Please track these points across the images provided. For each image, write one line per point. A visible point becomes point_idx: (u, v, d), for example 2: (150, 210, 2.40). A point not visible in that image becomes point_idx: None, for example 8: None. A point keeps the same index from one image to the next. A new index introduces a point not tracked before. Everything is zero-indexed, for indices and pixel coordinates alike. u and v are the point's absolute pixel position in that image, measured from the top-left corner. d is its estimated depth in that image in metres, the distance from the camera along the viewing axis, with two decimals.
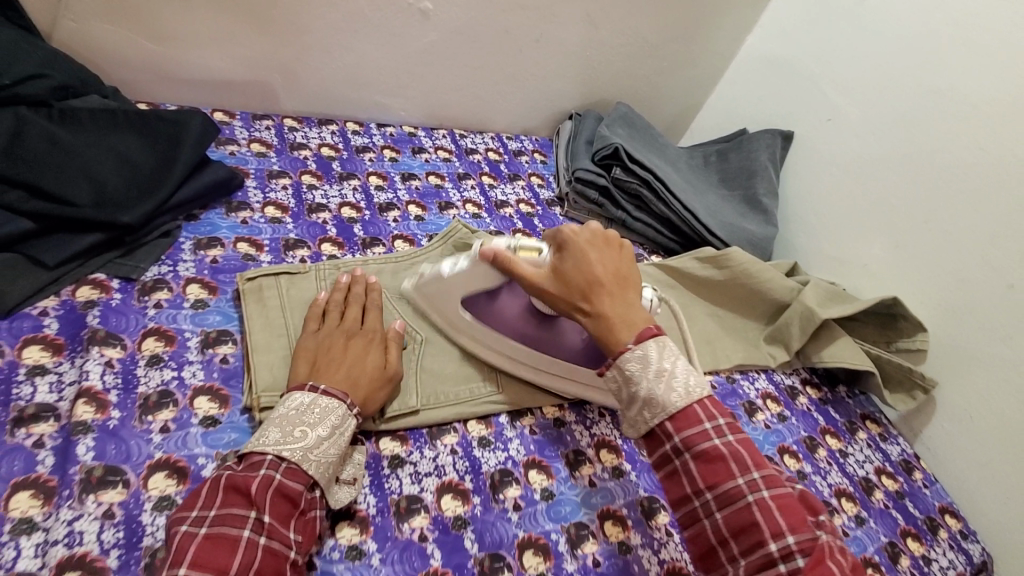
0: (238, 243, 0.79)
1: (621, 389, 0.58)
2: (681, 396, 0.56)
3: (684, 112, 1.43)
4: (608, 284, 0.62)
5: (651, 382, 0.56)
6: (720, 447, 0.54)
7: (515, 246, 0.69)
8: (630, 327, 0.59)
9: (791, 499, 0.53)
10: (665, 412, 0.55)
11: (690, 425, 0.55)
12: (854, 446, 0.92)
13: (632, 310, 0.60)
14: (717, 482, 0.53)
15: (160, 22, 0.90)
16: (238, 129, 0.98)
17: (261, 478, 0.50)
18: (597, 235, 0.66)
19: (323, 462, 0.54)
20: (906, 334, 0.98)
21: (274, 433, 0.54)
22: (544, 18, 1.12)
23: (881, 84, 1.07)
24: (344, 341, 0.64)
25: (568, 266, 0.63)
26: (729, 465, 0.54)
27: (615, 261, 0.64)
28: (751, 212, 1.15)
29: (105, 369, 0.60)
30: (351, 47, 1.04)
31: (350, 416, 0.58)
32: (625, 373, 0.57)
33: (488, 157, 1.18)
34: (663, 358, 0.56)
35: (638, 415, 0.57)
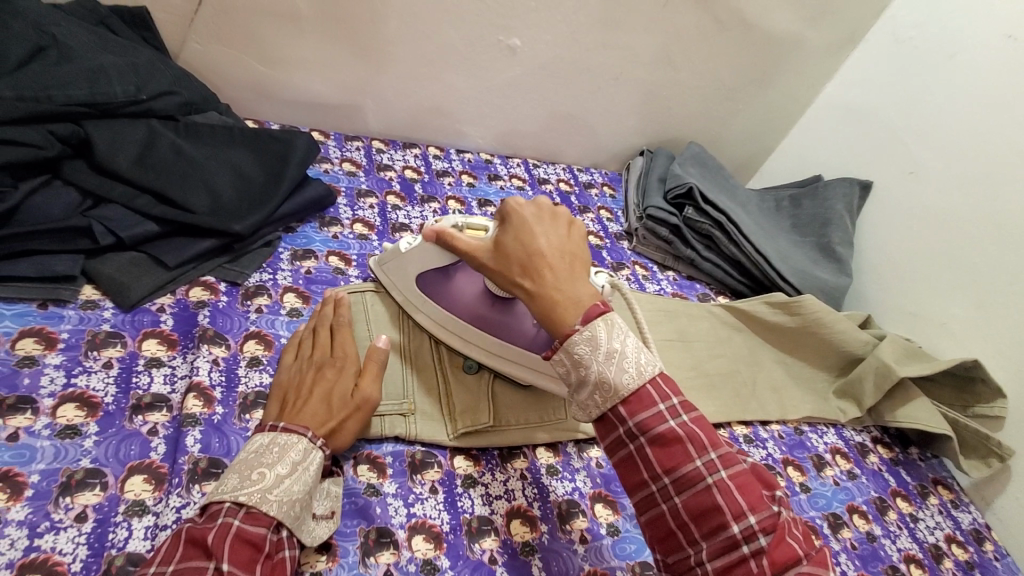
0: (330, 256, 0.85)
1: (570, 373, 0.50)
2: (634, 377, 0.49)
3: (756, 153, 1.43)
4: (555, 258, 0.54)
5: (601, 364, 0.49)
6: (677, 430, 0.48)
7: (462, 226, 0.68)
8: (575, 305, 0.51)
9: (748, 475, 0.48)
10: (618, 395, 0.49)
11: (643, 408, 0.48)
12: (924, 511, 0.88)
13: (578, 287, 0.53)
14: (675, 466, 0.47)
15: (273, 48, 0.98)
16: (332, 148, 1.05)
17: (217, 528, 0.46)
18: (544, 211, 0.58)
19: (285, 500, 0.50)
20: (985, 399, 0.94)
21: (233, 479, 0.50)
22: (624, 57, 1.15)
23: (968, 139, 1.05)
24: (314, 373, 0.62)
25: (511, 241, 0.56)
26: (686, 447, 0.48)
27: (562, 236, 0.57)
28: (824, 260, 1.14)
29: (212, 366, 0.65)
30: (441, 78, 1.09)
31: (314, 449, 0.54)
32: (572, 356, 0.50)
33: (559, 188, 1.21)
34: (614, 337, 0.49)
35: (588, 398, 0.50)
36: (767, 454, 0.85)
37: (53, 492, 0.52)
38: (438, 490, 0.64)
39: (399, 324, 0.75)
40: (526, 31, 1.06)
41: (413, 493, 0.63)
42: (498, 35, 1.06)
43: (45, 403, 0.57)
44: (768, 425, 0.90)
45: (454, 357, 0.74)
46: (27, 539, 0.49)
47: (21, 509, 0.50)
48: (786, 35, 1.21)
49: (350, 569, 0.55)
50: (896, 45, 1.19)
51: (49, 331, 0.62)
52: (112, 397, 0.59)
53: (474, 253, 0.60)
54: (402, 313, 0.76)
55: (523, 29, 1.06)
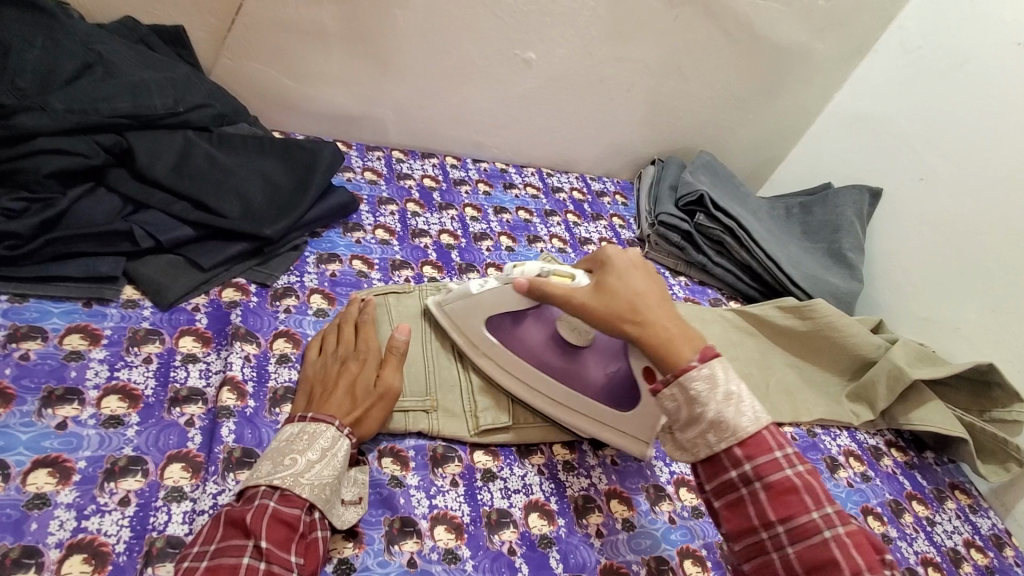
0: (353, 260, 0.88)
1: (681, 410, 0.54)
2: (751, 421, 0.52)
3: (767, 162, 1.45)
4: (659, 300, 0.59)
5: (719, 404, 0.52)
6: (792, 479, 0.50)
7: (548, 271, 0.66)
8: (688, 341, 0.55)
9: (866, 537, 0.48)
10: (734, 437, 0.52)
11: (761, 453, 0.51)
12: (941, 514, 0.88)
13: (681, 324, 0.57)
14: (789, 515, 0.49)
15: (300, 64, 1.03)
16: (354, 158, 1.09)
17: (255, 508, 0.50)
18: (638, 258, 0.63)
19: (316, 484, 0.53)
20: (1001, 404, 0.94)
21: (266, 465, 0.53)
22: (635, 69, 1.18)
23: (978, 146, 1.06)
24: (340, 366, 0.65)
25: (614, 281, 0.60)
26: (802, 497, 0.50)
27: (658, 281, 0.62)
28: (835, 266, 1.15)
29: (244, 362, 0.68)
30: (458, 90, 1.14)
31: (342, 437, 0.57)
32: (689, 391, 0.52)
33: (573, 196, 1.24)
34: (729, 379, 0.53)
35: (697, 437, 0.53)
36: None
37: (99, 477, 0.55)
38: (459, 483, 0.66)
39: (421, 324, 0.78)
40: (540, 45, 1.10)
41: (434, 486, 0.65)
42: (514, 48, 1.10)
43: (90, 395, 0.61)
44: (781, 428, 0.91)
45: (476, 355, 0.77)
46: (75, 521, 0.52)
47: (69, 492, 0.53)
48: (795, 47, 1.24)
49: (375, 556, 0.57)
50: (904, 56, 1.21)
51: (93, 327, 0.67)
52: (151, 390, 0.63)
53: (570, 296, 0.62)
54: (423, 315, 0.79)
55: (538, 43, 1.10)
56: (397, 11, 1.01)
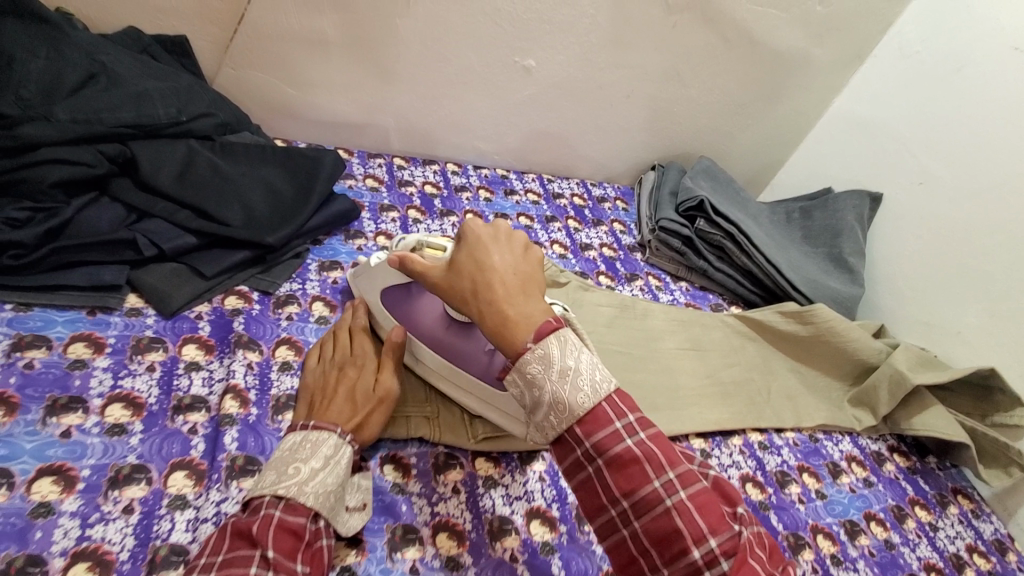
0: (355, 267, 0.89)
1: (524, 394, 0.48)
2: (589, 396, 0.46)
3: (767, 167, 1.45)
4: (509, 277, 0.51)
5: (554, 384, 0.46)
6: (633, 449, 0.46)
7: (423, 244, 0.69)
8: (527, 321, 0.48)
9: (710, 493, 0.45)
10: (571, 415, 0.46)
11: (599, 428, 0.46)
12: (944, 520, 0.87)
13: (529, 304, 0.50)
14: (632, 488, 0.45)
15: (302, 72, 1.04)
16: (356, 166, 1.10)
17: (261, 518, 0.48)
18: (502, 231, 0.55)
19: (322, 492, 0.53)
20: (1004, 408, 0.94)
21: (270, 475, 0.53)
22: (635, 76, 1.19)
23: (977, 150, 1.07)
24: (337, 374, 0.65)
25: (464, 258, 0.53)
26: (644, 468, 0.45)
27: (516, 254, 0.53)
28: (836, 271, 1.16)
29: (247, 370, 0.69)
30: (459, 98, 1.14)
31: (345, 445, 0.57)
32: (525, 375, 0.47)
33: (573, 202, 1.25)
34: (567, 354, 0.47)
35: (544, 419, 0.48)
36: (782, 461, 0.86)
37: (102, 486, 0.55)
38: (461, 490, 0.66)
39: None
40: (540, 52, 1.11)
41: (436, 493, 0.65)
42: (514, 56, 1.11)
43: (95, 403, 0.61)
44: (783, 433, 0.91)
45: None
46: (79, 529, 0.52)
47: (73, 501, 0.54)
48: (794, 53, 1.24)
49: (378, 563, 0.58)
50: (902, 61, 1.22)
51: (98, 336, 0.67)
52: (155, 398, 0.63)
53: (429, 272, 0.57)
54: None
55: (538, 50, 1.11)
56: (398, 19, 1.01)
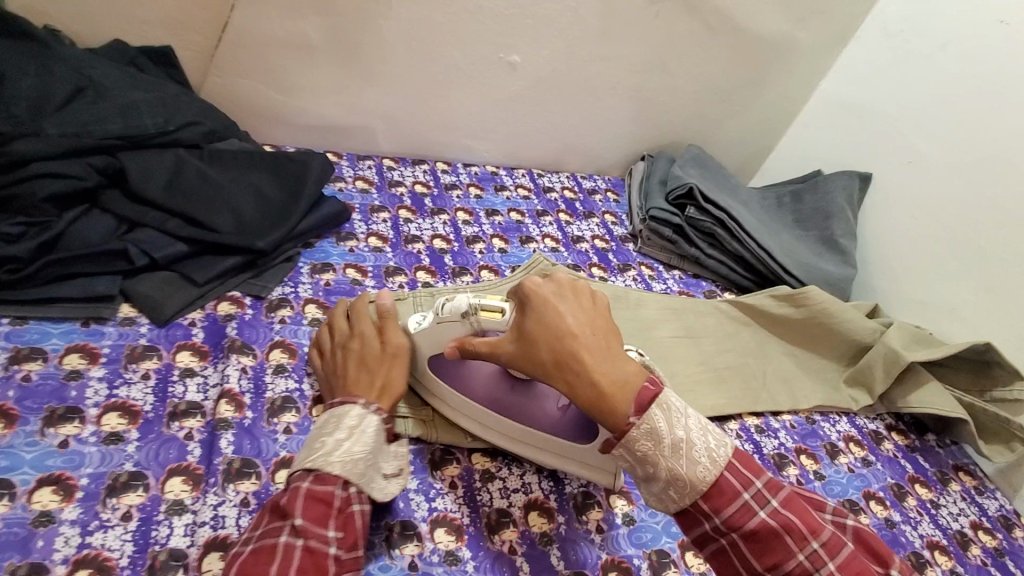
0: (347, 269, 0.89)
1: (635, 468, 0.52)
2: (708, 467, 0.49)
3: (758, 152, 1.45)
4: (589, 338, 0.54)
5: (670, 460, 0.49)
6: (768, 521, 0.49)
7: (475, 306, 0.62)
8: (623, 390, 0.52)
9: (850, 554, 0.48)
10: (697, 491, 0.49)
11: (728, 503, 0.49)
12: (946, 497, 0.87)
13: (617, 367, 0.53)
14: (775, 561, 0.48)
15: (287, 77, 1.04)
16: (345, 168, 1.10)
17: (289, 492, 0.51)
18: (564, 287, 0.58)
19: (349, 460, 0.54)
20: (1003, 383, 0.94)
21: (303, 449, 0.55)
22: (620, 66, 1.19)
23: (965, 126, 1.07)
24: (341, 353, 0.65)
25: (535, 326, 0.56)
26: (784, 539, 0.48)
27: (588, 312, 0.57)
28: (829, 253, 1.16)
29: (241, 374, 0.69)
30: (445, 96, 1.15)
31: (370, 414, 0.57)
32: (636, 453, 0.51)
33: (564, 196, 1.25)
34: (675, 426, 0.50)
35: (662, 492, 0.51)
36: (779, 443, 0.86)
37: (101, 493, 0.56)
38: (458, 485, 0.67)
39: None
40: (524, 47, 1.11)
41: (433, 489, 0.66)
42: (498, 52, 1.11)
43: (91, 412, 0.62)
44: (779, 416, 0.91)
45: None
46: (80, 537, 0.53)
47: (72, 509, 0.54)
48: (779, 37, 1.25)
49: (377, 560, 0.58)
50: (887, 40, 1.22)
51: (92, 346, 0.68)
52: (150, 405, 0.64)
53: (496, 350, 0.59)
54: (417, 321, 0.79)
55: (522, 45, 1.11)
56: (382, 21, 1.02)
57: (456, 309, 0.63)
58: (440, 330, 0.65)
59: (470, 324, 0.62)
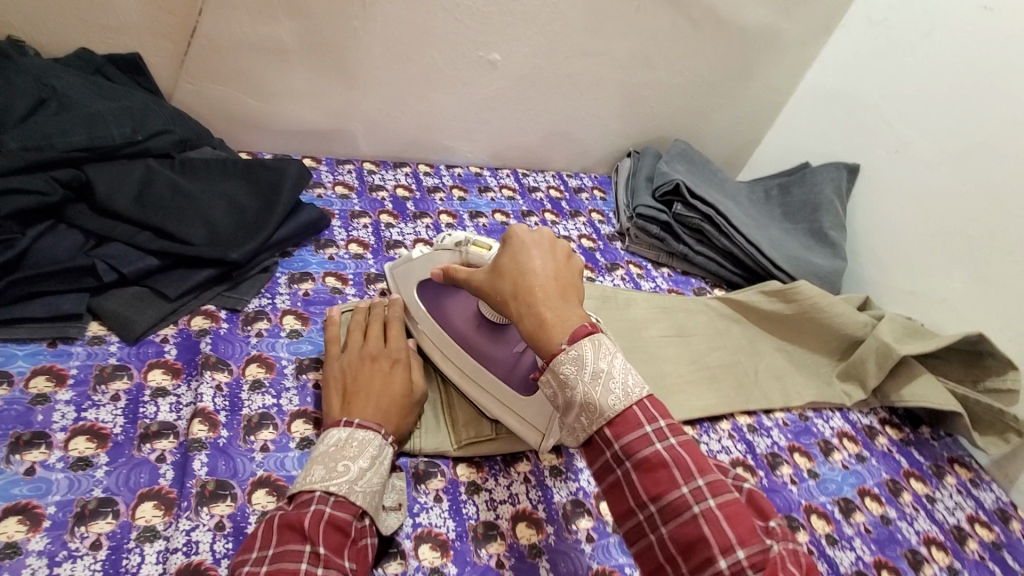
0: (327, 277, 0.87)
1: (557, 395, 0.50)
2: (621, 398, 0.47)
3: (745, 145, 1.44)
4: (548, 281, 0.53)
5: (586, 385, 0.47)
6: (663, 453, 0.45)
7: (470, 242, 0.69)
8: (563, 325, 0.50)
9: (740, 505, 0.44)
10: (602, 416, 0.47)
11: (629, 430, 0.46)
12: (942, 491, 0.86)
13: (567, 309, 0.52)
14: (659, 492, 0.45)
15: (262, 82, 1.01)
16: (325, 173, 1.07)
17: (311, 515, 0.51)
18: (546, 237, 0.58)
19: (369, 492, 0.55)
20: (996, 373, 0.93)
21: (318, 470, 0.54)
22: (603, 62, 1.17)
23: (951, 114, 1.05)
24: (369, 365, 0.66)
25: (507, 260, 0.56)
26: (672, 472, 0.45)
27: (558, 263, 0.55)
28: (818, 246, 1.14)
29: (216, 392, 0.67)
30: (426, 97, 1.12)
31: (386, 447, 0.59)
32: (558, 376, 0.48)
33: (549, 195, 1.23)
34: (601, 358, 0.48)
35: (576, 421, 0.49)
36: (772, 442, 0.85)
37: (70, 522, 0.54)
38: (443, 498, 0.65)
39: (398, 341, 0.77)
40: (504, 45, 1.09)
41: (418, 503, 0.64)
42: (477, 50, 1.08)
43: (58, 437, 0.59)
44: (772, 414, 0.90)
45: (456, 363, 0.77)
46: (47, 568, 0.51)
47: (39, 540, 0.52)
48: (762, 28, 1.23)
49: None
50: (871, 29, 1.20)
51: (60, 368, 0.65)
52: (121, 427, 0.62)
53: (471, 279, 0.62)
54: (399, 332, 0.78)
55: (502, 43, 1.09)
56: (356, 22, 0.99)
57: (452, 242, 0.71)
58: (432, 261, 0.73)
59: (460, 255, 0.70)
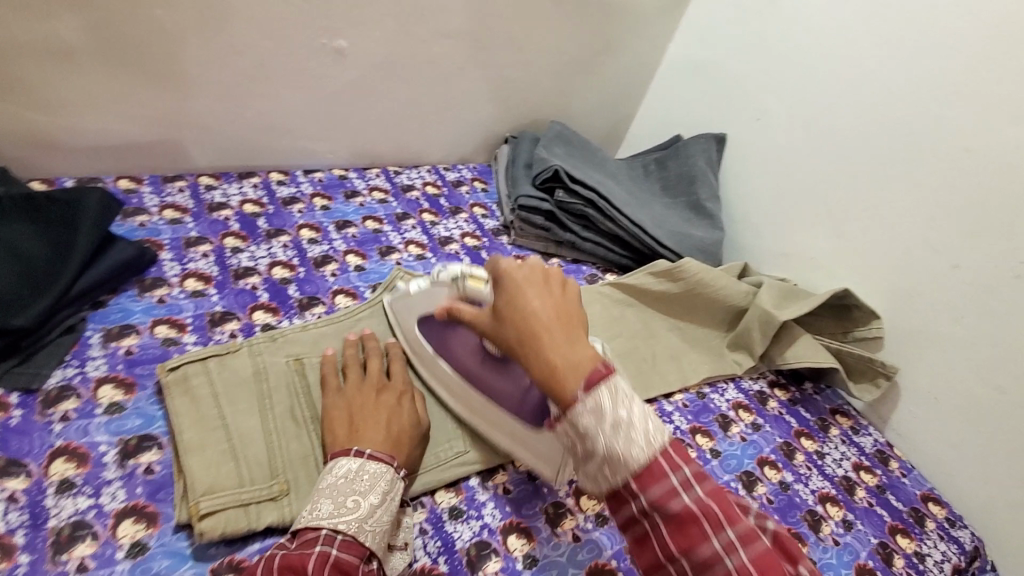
0: (156, 326, 0.72)
1: (575, 443, 0.50)
2: (643, 448, 0.47)
3: (621, 121, 1.43)
4: (550, 323, 0.53)
5: (608, 436, 0.47)
6: (691, 507, 0.46)
7: (467, 275, 0.68)
8: (574, 371, 0.50)
9: (770, 553, 0.45)
10: (627, 470, 0.47)
11: (655, 484, 0.47)
12: (829, 444, 0.91)
13: (576, 351, 0.51)
14: (689, 546, 0.46)
15: (48, 92, 0.81)
16: (147, 197, 0.89)
17: (315, 558, 0.50)
18: (538, 272, 0.58)
19: (377, 531, 0.54)
20: (863, 322, 0.99)
21: (326, 506, 0.54)
22: (465, 44, 1.09)
23: (802, 78, 1.09)
24: (376, 396, 0.65)
25: (506, 304, 0.56)
26: (702, 525, 0.46)
27: (557, 300, 0.56)
28: (697, 218, 1.16)
29: (8, 506, 0.53)
30: (268, 94, 0.97)
31: (397, 481, 0.58)
32: (577, 427, 0.48)
33: (426, 193, 1.14)
34: (618, 404, 0.48)
35: (597, 471, 0.49)
36: (675, 428, 0.84)
37: None
38: None
39: (255, 389, 0.66)
40: (350, 31, 0.97)
41: None
42: (319, 38, 0.95)
43: None
44: (671, 396, 0.89)
45: None
46: None
47: None
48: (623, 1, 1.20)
49: None
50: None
51: None
52: None
53: (476, 321, 0.60)
54: (258, 377, 0.67)
55: (347, 28, 0.96)
56: (159, 10, 0.82)
57: (450, 276, 0.70)
58: (430, 295, 0.72)
59: (457, 290, 0.69)
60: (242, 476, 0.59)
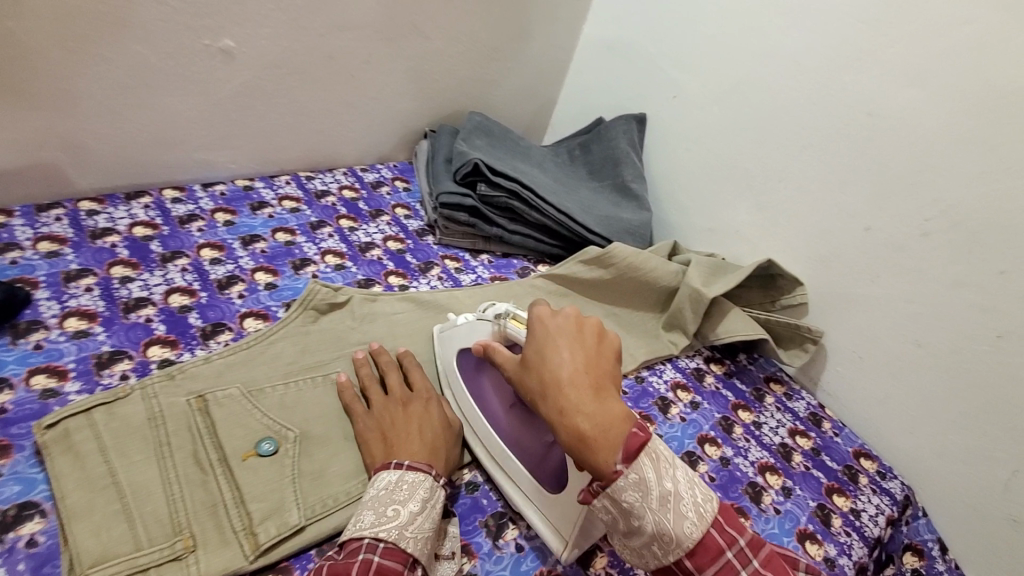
0: (32, 377, 0.64)
1: (619, 520, 0.50)
2: (695, 523, 0.49)
3: (542, 107, 1.40)
4: (579, 381, 0.53)
5: (658, 513, 0.48)
6: None
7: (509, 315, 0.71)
8: (609, 440, 0.50)
9: None
10: (680, 546, 0.48)
11: (710, 558, 0.48)
12: (765, 414, 0.93)
13: (609, 416, 0.51)
14: None
15: None
16: (17, 230, 0.79)
17: (359, 564, 0.48)
18: (570, 322, 0.57)
19: (419, 539, 0.52)
20: (787, 291, 1.02)
21: (369, 515, 0.52)
22: (369, 36, 1.02)
23: (713, 53, 1.09)
24: (403, 410, 0.65)
25: (535, 356, 0.56)
26: None
27: (588, 353, 0.55)
28: (624, 201, 1.15)
29: None
30: (150, 104, 0.88)
31: (438, 488, 0.57)
32: (621, 504, 0.49)
33: (343, 197, 1.07)
34: (663, 477, 0.49)
35: (645, 546, 0.50)
36: None
37: None
38: None
39: (152, 438, 0.59)
40: (237, 29, 0.89)
41: None
42: (202, 38, 0.87)
43: None
44: None
45: (242, 446, 0.61)
46: None
47: None
48: None
49: None
50: None
51: None
52: None
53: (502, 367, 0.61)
54: (154, 424, 0.60)
55: (232, 26, 0.88)
56: (6, 19, 0.71)
57: (495, 314, 0.72)
58: (473, 330, 0.74)
59: (499, 328, 0.71)
60: (137, 538, 0.53)
